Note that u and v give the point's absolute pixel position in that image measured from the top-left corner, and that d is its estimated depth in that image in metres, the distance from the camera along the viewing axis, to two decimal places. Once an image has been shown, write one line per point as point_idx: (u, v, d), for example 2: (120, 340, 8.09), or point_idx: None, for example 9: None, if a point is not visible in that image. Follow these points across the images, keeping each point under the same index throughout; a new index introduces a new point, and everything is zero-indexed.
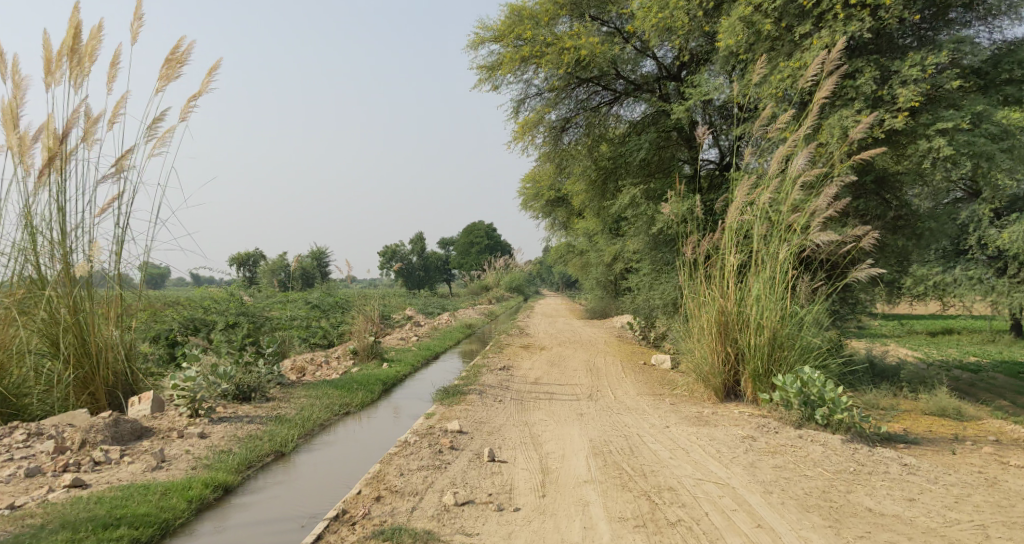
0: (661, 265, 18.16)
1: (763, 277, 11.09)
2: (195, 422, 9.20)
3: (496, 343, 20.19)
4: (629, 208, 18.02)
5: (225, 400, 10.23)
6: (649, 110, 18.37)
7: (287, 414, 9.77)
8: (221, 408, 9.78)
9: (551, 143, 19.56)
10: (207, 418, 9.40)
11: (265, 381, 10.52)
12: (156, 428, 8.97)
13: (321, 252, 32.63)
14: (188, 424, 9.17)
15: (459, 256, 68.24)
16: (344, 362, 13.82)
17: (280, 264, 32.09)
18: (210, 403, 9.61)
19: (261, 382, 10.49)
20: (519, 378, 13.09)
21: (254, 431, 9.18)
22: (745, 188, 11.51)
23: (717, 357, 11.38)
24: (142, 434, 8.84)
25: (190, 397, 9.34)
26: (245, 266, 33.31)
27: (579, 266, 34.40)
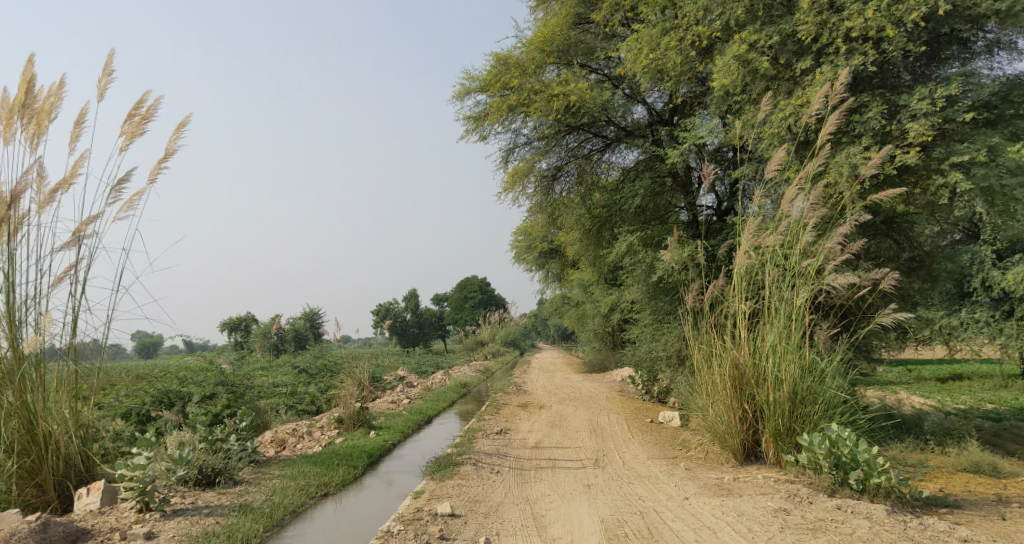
0: (662, 315, 17.30)
1: (778, 326, 10.22)
2: (143, 520, 8.11)
3: (493, 403, 19.16)
4: (627, 257, 17.22)
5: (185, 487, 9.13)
6: (642, 157, 17.67)
7: (255, 501, 8.73)
8: (177, 500, 8.71)
9: (542, 194, 18.86)
10: (159, 512, 8.31)
11: (232, 462, 9.46)
12: (95, 530, 7.93)
13: (313, 313, 31.79)
14: (134, 522, 8.08)
15: (453, 311, 67.38)
16: (329, 432, 12.80)
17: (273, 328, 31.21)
18: (163, 494, 8.53)
19: (227, 465, 9.44)
20: (518, 443, 12.09)
21: (213, 526, 8.09)
22: (752, 231, 10.76)
23: (733, 416, 10.40)
24: (77, 538, 7.80)
25: (139, 489, 8.26)
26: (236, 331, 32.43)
27: (575, 319, 33.50)
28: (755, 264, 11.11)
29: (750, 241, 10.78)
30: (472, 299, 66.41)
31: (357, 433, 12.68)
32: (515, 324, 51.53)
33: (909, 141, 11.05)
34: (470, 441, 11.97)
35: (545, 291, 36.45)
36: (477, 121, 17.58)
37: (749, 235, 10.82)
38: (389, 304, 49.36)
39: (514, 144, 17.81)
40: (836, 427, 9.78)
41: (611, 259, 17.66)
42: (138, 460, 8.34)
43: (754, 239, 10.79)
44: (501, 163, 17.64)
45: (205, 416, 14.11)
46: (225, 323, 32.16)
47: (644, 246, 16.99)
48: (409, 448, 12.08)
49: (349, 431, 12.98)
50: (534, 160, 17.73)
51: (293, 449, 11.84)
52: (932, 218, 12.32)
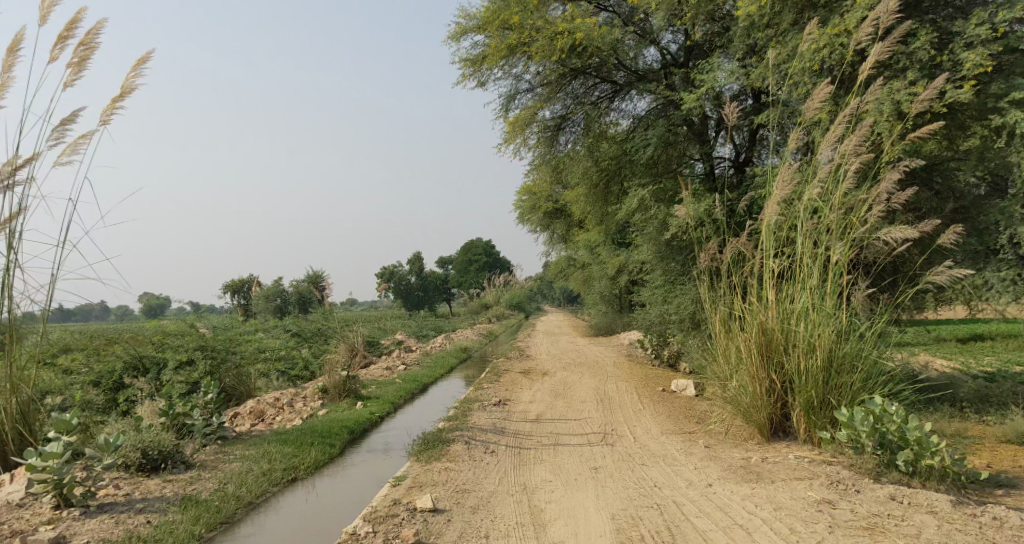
0: (675, 275, 16.14)
1: (810, 287, 9.08)
2: (59, 520, 7.05)
3: (494, 369, 18.06)
4: (637, 211, 16.00)
5: (126, 473, 8.05)
6: (655, 104, 16.33)
7: (201, 493, 7.68)
8: (111, 490, 7.63)
9: (545, 146, 17.52)
10: (82, 509, 7.23)
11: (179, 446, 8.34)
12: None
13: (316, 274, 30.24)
14: (48, 522, 7.03)
15: (459, 273, 66.31)
16: (311, 403, 11.72)
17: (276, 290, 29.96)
18: (90, 485, 7.44)
19: (177, 448, 8.35)
20: (518, 416, 10.98)
21: (140, 528, 7.03)
22: (783, 177, 9.70)
23: (757, 387, 9.23)
24: None
25: (52, 482, 7.17)
26: (239, 294, 30.84)
27: (582, 281, 32.38)
28: (785, 214, 10.02)
29: (780, 190, 9.73)
30: (477, 262, 65.35)
31: (342, 404, 11.60)
32: (520, 287, 50.45)
33: (963, 74, 9.88)
34: (465, 414, 10.89)
35: (551, 252, 35.24)
36: (475, 65, 16.27)
37: (779, 185, 9.78)
38: (393, 267, 48.36)
39: (515, 91, 16.53)
40: (877, 401, 8.64)
41: (620, 215, 16.45)
42: (52, 447, 7.22)
43: (784, 189, 9.77)
44: (500, 110, 16.37)
45: (181, 385, 13.05)
46: (229, 284, 30.88)
47: (655, 199, 15.71)
48: (403, 420, 11.02)
49: (334, 403, 11.90)
50: (537, 107, 16.41)
51: (270, 423, 10.77)
52: (981, 164, 11.00)
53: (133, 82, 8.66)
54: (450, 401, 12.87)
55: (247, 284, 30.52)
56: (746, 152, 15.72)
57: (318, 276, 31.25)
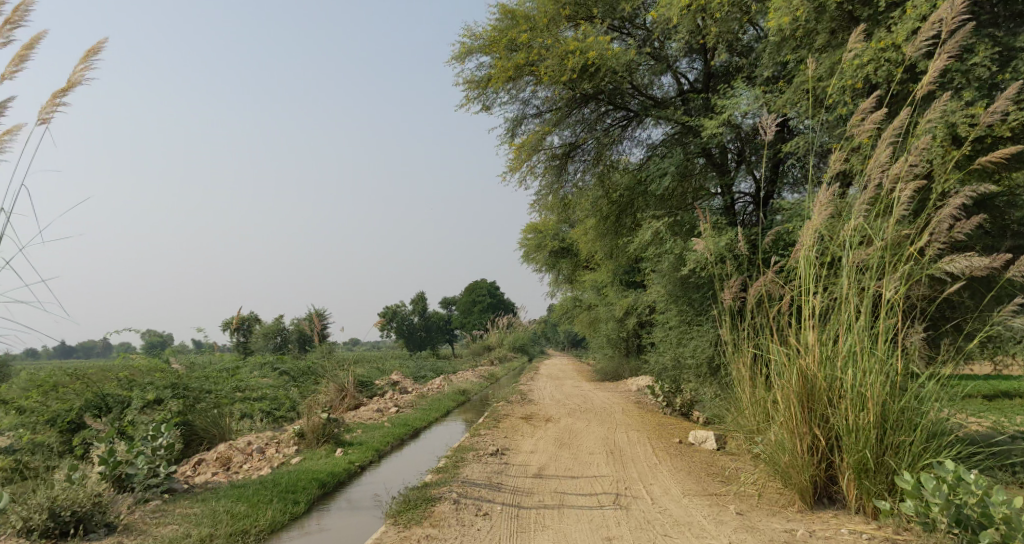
0: (691, 316, 14.95)
1: (859, 327, 7.85)
2: None
3: (494, 414, 16.70)
4: (652, 246, 14.82)
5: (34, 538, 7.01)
6: (671, 132, 15.24)
7: None
8: None
9: (552, 178, 16.28)
10: None
11: (98, 505, 7.25)
12: None
13: (317, 313, 29.22)
14: None
15: (461, 315, 65.06)
16: (285, 449, 10.40)
17: (275, 327, 28.89)
18: None
19: (97, 507, 7.24)
20: (517, 469, 9.64)
21: None
22: (824, 200, 8.57)
23: (797, 445, 7.92)
24: None
25: None
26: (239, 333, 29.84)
27: (588, 325, 31.15)
28: (825, 243, 8.83)
29: (821, 214, 8.58)
30: (481, 303, 64.20)
31: (320, 450, 10.28)
32: (524, 329, 49.15)
33: None
34: (458, 466, 9.58)
35: (556, 293, 34.02)
36: (480, 87, 15.25)
37: (819, 209, 8.64)
38: (396, 306, 47.09)
39: (521, 115, 15.47)
40: (941, 465, 7.36)
41: (633, 248, 15.31)
42: None
43: (826, 214, 8.62)
44: (506, 135, 15.28)
45: (146, 424, 11.77)
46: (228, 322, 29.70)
47: (671, 233, 14.53)
48: (387, 471, 9.74)
49: (311, 449, 10.57)
50: (545, 133, 15.30)
51: (233, 472, 9.45)
52: None
53: (83, 74, 7.58)
54: (443, 448, 11.58)
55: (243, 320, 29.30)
56: (769, 186, 14.58)
57: (320, 316, 30.24)
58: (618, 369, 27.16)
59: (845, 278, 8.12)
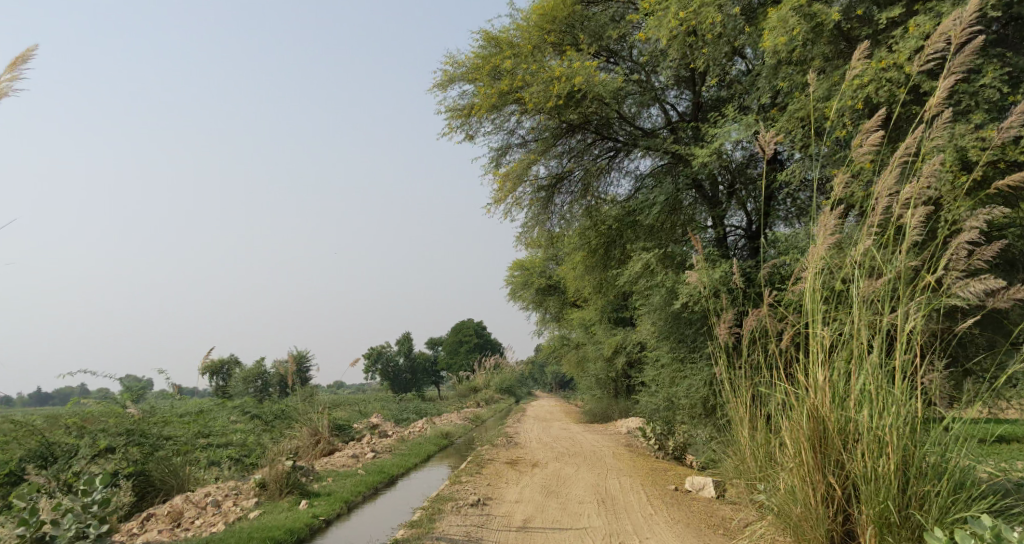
0: (684, 354, 14.22)
1: (874, 363, 7.10)
2: None
3: (477, 459, 15.78)
4: (642, 279, 14.12)
5: None
6: (660, 162, 14.60)
7: None
8: None
9: (538, 210, 15.59)
10: None
11: None
12: None
13: (299, 355, 28.36)
14: None
15: (448, 355, 64.01)
16: (243, 502, 9.49)
17: (255, 370, 27.99)
18: None
19: None
20: (498, 523, 8.77)
21: None
22: (829, 224, 7.90)
23: (810, 492, 7.14)
24: None
25: None
26: (220, 375, 28.89)
27: (575, 365, 30.27)
28: (831, 271, 8.12)
29: (826, 240, 7.91)
30: (467, 344, 63.22)
31: (281, 503, 9.38)
32: (511, 370, 48.17)
33: None
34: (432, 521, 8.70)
35: (543, 332, 33.22)
36: (462, 115, 14.62)
37: (824, 234, 7.96)
38: (382, 348, 46.14)
39: (506, 144, 14.82)
40: (973, 519, 6.58)
41: (623, 281, 14.62)
42: None
43: (832, 239, 7.94)
44: (490, 165, 14.63)
45: (95, 475, 10.84)
46: (210, 365, 28.78)
47: (662, 265, 13.84)
48: (357, 525, 8.82)
49: (273, 500, 9.66)
50: (530, 162, 14.63)
51: (183, 529, 8.54)
52: None
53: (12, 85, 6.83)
54: (420, 498, 10.66)
55: (226, 363, 28.37)
56: (764, 217, 13.81)
57: (302, 357, 29.31)
58: (607, 410, 26.18)
59: (856, 309, 7.39)
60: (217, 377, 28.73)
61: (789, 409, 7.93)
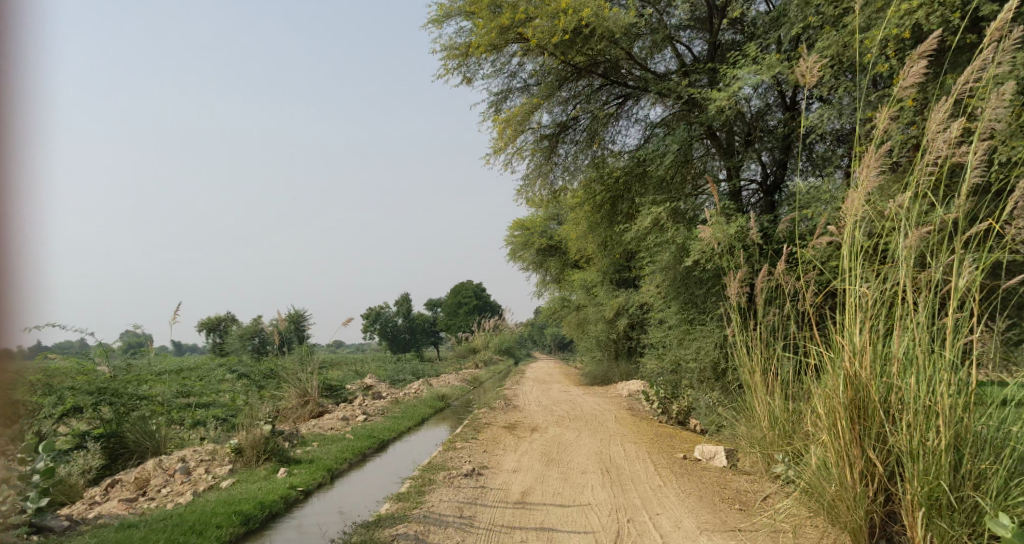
0: (694, 314, 13.41)
1: (923, 325, 6.25)
2: None
3: (473, 423, 15.04)
4: (651, 234, 13.22)
5: None
6: (671, 110, 13.67)
7: None
8: None
9: (540, 161, 14.63)
10: None
11: None
12: None
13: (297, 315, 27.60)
14: None
15: (447, 316, 63.31)
16: (216, 469, 8.70)
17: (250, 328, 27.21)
18: None
19: None
20: (495, 496, 8.01)
21: None
22: (875, 162, 6.88)
23: (845, 468, 6.34)
24: None
25: None
26: (216, 333, 28.09)
27: (575, 328, 28.89)
28: (873, 218, 7.13)
29: (871, 182, 6.90)
30: (466, 305, 62.47)
31: (259, 470, 8.60)
32: (510, 332, 47.48)
33: None
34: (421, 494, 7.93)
35: (543, 293, 32.42)
36: (460, 55, 13.59)
37: (865, 177, 7.02)
38: (380, 308, 45.40)
39: (507, 89, 13.81)
40: None
41: (630, 237, 13.73)
42: None
43: (874, 182, 7.00)
44: (490, 109, 13.64)
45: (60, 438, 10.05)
46: (208, 324, 28.05)
47: (673, 220, 12.93)
48: (339, 497, 8.09)
49: (248, 468, 8.87)
50: (533, 107, 13.62)
51: (147, 500, 7.77)
52: None
53: None
54: (409, 466, 9.90)
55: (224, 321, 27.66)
56: (780, 169, 13.09)
57: (299, 316, 28.55)
58: (608, 373, 25.47)
59: (903, 262, 6.50)
60: (212, 335, 27.95)
61: (820, 374, 7.10)
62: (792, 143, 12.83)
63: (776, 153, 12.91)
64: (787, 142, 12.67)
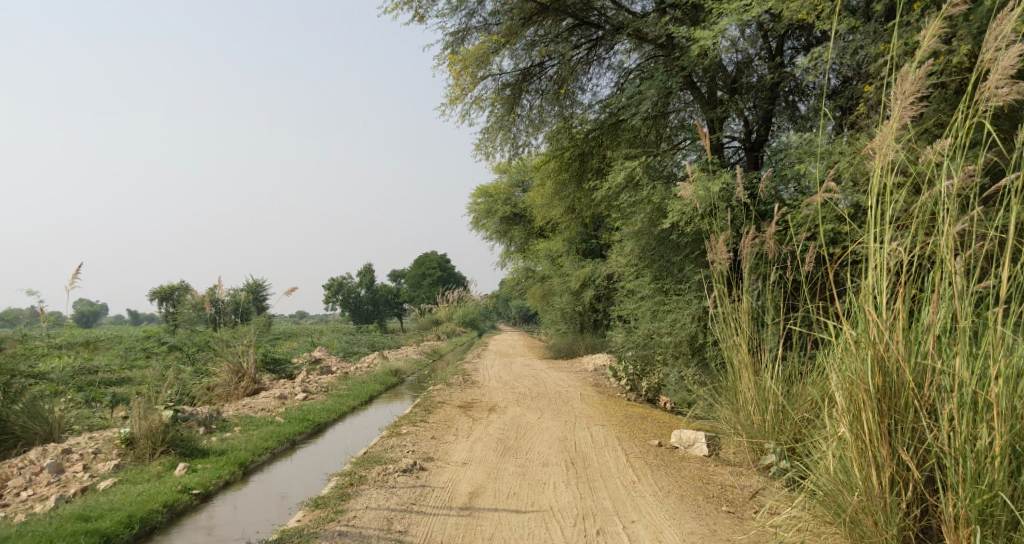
0: (671, 282, 12.09)
1: (969, 295, 4.92)
2: None
3: (425, 401, 13.61)
4: (624, 193, 11.84)
5: None
6: (647, 54, 12.26)
7: None
8: None
9: (503, 111, 13.10)
10: None
11: None
12: None
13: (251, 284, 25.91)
14: None
15: (411, 287, 61.59)
16: (99, 466, 7.22)
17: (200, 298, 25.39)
18: None
19: None
20: (438, 498, 6.66)
21: None
22: (913, 89, 5.41)
23: (866, 471, 5.06)
24: None
25: None
26: (167, 303, 26.25)
27: (540, 299, 27.18)
28: (902, 159, 5.77)
29: (906, 113, 5.44)
30: (430, 276, 60.82)
31: (151, 467, 7.15)
32: (474, 303, 45.95)
33: None
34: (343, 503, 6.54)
35: (506, 263, 30.94)
36: None
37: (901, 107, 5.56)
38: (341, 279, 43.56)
39: (464, 27, 12.24)
40: None
41: (600, 197, 12.32)
42: None
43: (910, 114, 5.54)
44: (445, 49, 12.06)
45: None
46: (156, 292, 26.28)
47: (648, 177, 11.58)
48: (252, 500, 6.74)
49: (140, 463, 7.43)
50: (493, 48, 12.05)
51: (0, 506, 6.31)
52: None
53: None
54: (346, 456, 8.60)
55: (176, 292, 25.83)
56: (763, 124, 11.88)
57: (255, 286, 26.84)
58: (573, 346, 24.09)
59: (945, 216, 5.15)
60: (164, 305, 26.13)
61: (834, 352, 5.77)
62: (779, 94, 11.55)
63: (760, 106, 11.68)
64: (773, 90, 11.43)
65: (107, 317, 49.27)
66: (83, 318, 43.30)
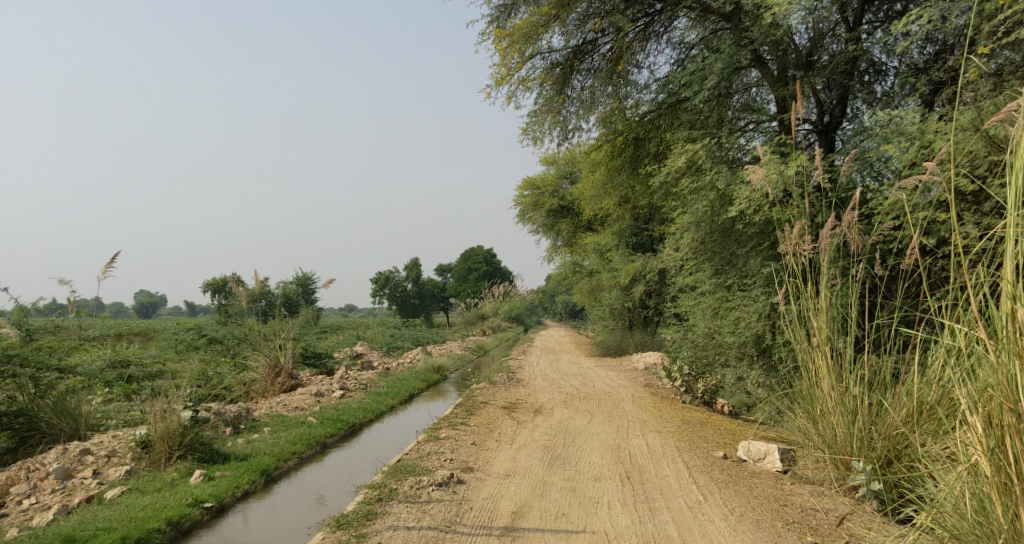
0: (736, 275, 11.15)
1: None
2: None
3: (468, 401, 12.86)
4: (685, 178, 10.93)
5: None
6: (710, 27, 11.30)
7: None
8: None
9: (552, 91, 12.27)
10: None
11: None
12: None
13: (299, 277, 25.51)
14: None
15: (455, 282, 61.06)
16: (109, 471, 6.64)
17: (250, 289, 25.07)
18: None
19: None
20: (479, 519, 6.02)
21: None
22: None
23: (1013, 509, 5.45)
24: None
25: None
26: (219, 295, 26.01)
27: (587, 293, 26.35)
28: None
29: None
30: (475, 272, 60.22)
31: (163, 475, 6.54)
32: (520, 299, 45.13)
33: None
34: (365, 527, 5.89)
35: (552, 257, 30.05)
36: None
37: None
38: (388, 272, 43.19)
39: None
40: None
41: (658, 182, 11.42)
42: None
43: None
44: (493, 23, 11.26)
45: None
46: (205, 284, 26.02)
47: (711, 161, 10.66)
48: (290, 504, 6.50)
49: (154, 469, 6.79)
50: (543, 21, 11.24)
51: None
52: None
53: None
54: (383, 459, 8.17)
55: (224, 284, 25.45)
56: (839, 104, 11.00)
57: (303, 279, 26.46)
58: (622, 344, 23.00)
59: None
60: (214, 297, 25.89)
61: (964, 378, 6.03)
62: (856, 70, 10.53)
63: (837, 84, 10.81)
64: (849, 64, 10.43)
65: (163, 308, 49.82)
66: (139, 309, 43.72)
